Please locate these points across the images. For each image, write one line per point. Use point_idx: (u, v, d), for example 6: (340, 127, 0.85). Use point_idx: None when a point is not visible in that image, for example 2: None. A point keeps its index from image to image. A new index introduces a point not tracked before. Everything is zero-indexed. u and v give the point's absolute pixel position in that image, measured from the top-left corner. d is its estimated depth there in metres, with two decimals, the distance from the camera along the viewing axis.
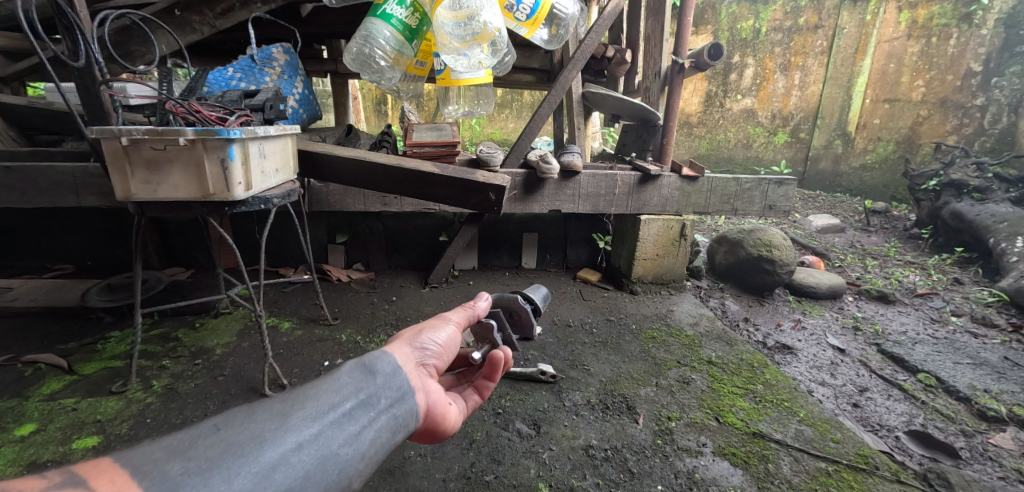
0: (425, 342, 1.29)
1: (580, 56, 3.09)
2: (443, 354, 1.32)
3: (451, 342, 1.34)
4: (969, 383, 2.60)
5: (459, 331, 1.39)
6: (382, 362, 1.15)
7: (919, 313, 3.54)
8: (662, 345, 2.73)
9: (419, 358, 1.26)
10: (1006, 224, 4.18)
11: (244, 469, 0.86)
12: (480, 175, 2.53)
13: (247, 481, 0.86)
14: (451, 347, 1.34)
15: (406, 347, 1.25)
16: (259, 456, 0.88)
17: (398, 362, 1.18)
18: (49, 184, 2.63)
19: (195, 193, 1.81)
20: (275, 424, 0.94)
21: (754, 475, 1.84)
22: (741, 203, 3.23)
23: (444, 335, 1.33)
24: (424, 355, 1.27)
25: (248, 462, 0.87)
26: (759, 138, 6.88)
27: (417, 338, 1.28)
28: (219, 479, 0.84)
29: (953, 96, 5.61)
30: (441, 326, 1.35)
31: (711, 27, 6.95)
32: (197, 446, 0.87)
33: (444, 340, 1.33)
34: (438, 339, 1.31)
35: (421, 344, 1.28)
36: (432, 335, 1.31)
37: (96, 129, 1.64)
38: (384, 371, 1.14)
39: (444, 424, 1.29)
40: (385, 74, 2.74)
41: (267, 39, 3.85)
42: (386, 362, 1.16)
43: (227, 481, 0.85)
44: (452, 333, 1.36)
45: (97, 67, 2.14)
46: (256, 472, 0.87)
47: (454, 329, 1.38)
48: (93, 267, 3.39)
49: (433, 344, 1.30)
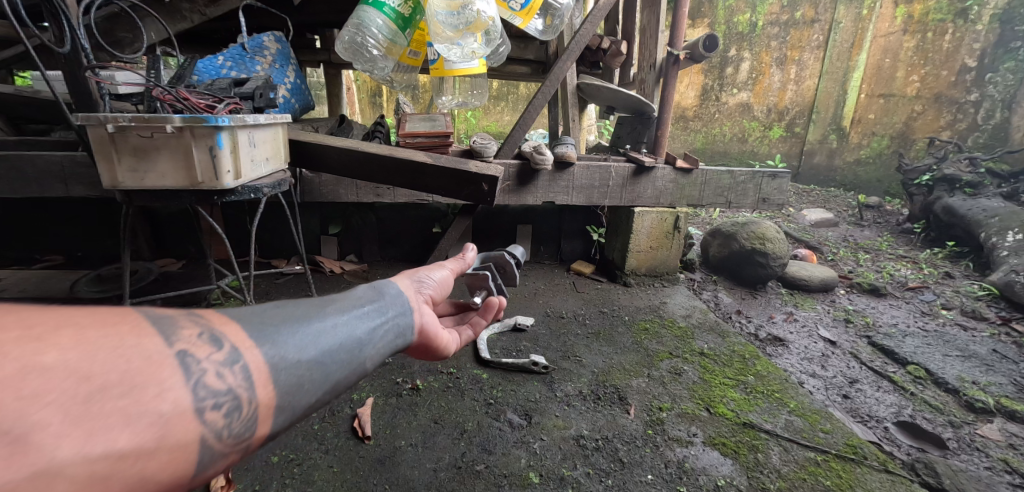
0: (421, 277, 1.37)
1: (575, 47, 3.02)
2: (437, 289, 1.40)
3: (443, 281, 1.43)
4: (958, 375, 2.62)
5: (452, 276, 1.48)
6: (387, 287, 1.24)
7: (910, 306, 3.57)
8: (655, 336, 2.73)
9: (416, 287, 1.34)
10: (998, 218, 4.20)
11: (300, 330, 0.96)
12: (473, 165, 2.48)
13: (303, 338, 0.95)
14: (444, 286, 1.42)
15: (405, 279, 1.32)
16: (310, 323, 0.98)
17: (401, 289, 1.27)
18: (37, 173, 2.59)
19: (186, 180, 1.79)
20: (313, 305, 1.03)
21: (744, 465, 1.85)
22: (735, 196, 3.24)
23: (439, 272, 1.42)
24: (420, 285, 1.35)
25: (302, 327, 0.96)
26: (755, 132, 6.82)
27: (415, 273, 1.37)
28: (286, 332, 0.93)
29: (948, 92, 5.63)
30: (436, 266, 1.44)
31: (706, 20, 6.60)
32: (271, 309, 0.97)
33: (438, 277, 1.41)
34: (434, 275, 1.40)
35: (415, 277, 1.35)
36: (428, 272, 1.39)
37: (82, 116, 1.61)
38: (390, 293, 1.21)
39: (438, 345, 1.34)
40: (378, 63, 2.70)
41: (259, 28, 3.82)
42: (391, 288, 1.23)
43: (291, 336, 0.94)
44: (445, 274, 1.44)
45: (83, 54, 2.10)
46: (309, 333, 0.96)
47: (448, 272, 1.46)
48: (83, 258, 3.36)
49: (428, 279, 1.38)
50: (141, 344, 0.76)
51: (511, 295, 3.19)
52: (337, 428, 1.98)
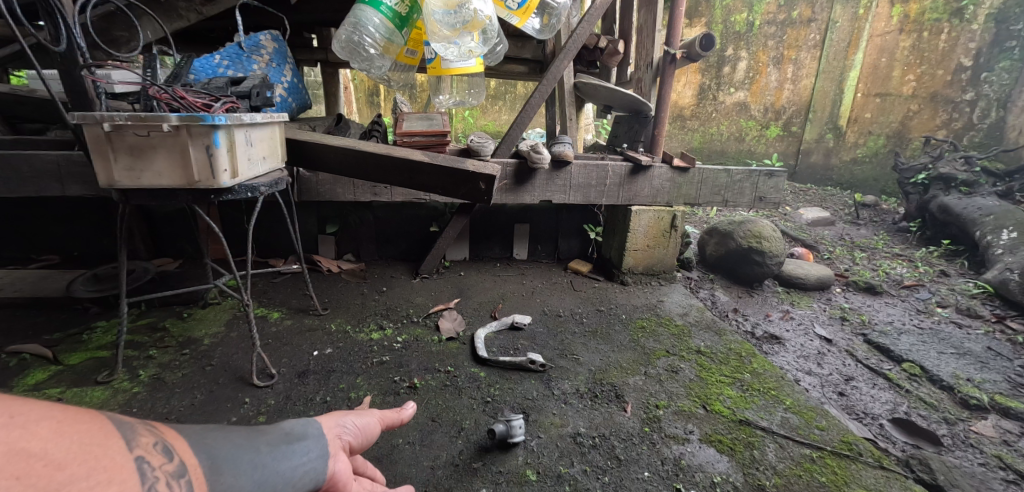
0: (343, 421, 1.30)
1: (572, 46, 3.03)
2: (358, 436, 1.31)
3: (367, 428, 1.34)
4: (953, 372, 2.64)
5: (378, 425, 1.39)
6: (308, 427, 1.15)
7: (905, 304, 3.59)
8: (651, 335, 2.74)
9: (336, 432, 1.25)
10: (992, 217, 4.22)
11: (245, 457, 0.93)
12: (471, 163, 2.49)
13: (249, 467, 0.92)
14: (367, 433, 1.34)
15: (326, 420, 1.25)
16: (254, 452, 0.95)
17: (321, 429, 1.19)
18: (33, 172, 2.58)
19: (182, 179, 1.79)
20: (250, 430, 0.99)
21: (740, 462, 1.86)
22: (732, 194, 3.25)
23: (363, 418, 1.35)
24: (341, 430, 1.27)
25: (246, 453, 0.94)
26: (752, 131, 6.86)
27: (337, 416, 1.29)
28: (228, 464, 0.90)
29: (943, 91, 5.64)
30: (364, 411, 1.38)
31: (705, 19, 6.77)
32: (216, 428, 0.93)
33: (361, 424, 1.34)
34: (355, 422, 1.32)
35: (339, 420, 1.28)
36: (351, 418, 1.32)
37: (78, 114, 1.60)
38: (312, 434, 1.14)
39: None
40: (375, 62, 2.70)
41: (255, 27, 3.80)
42: (314, 427, 1.17)
43: (236, 465, 0.91)
44: (369, 423, 1.36)
45: (79, 52, 2.09)
46: (256, 461, 0.94)
47: (374, 421, 1.38)
48: (80, 257, 3.35)
49: (351, 424, 1.31)
50: (100, 449, 0.76)
51: (509, 294, 3.19)
52: None
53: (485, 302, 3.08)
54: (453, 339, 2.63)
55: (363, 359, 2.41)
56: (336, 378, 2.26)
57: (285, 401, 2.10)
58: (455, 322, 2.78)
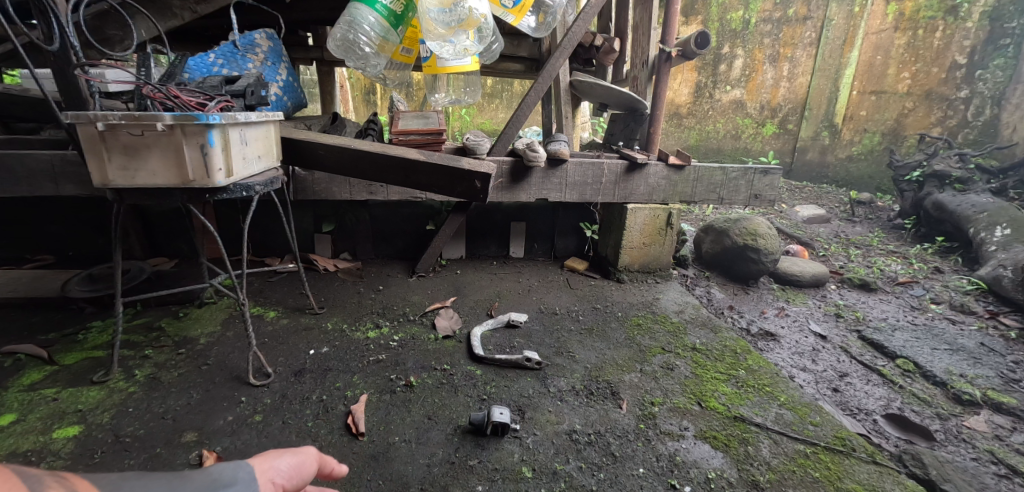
0: (275, 463, 1.06)
1: (567, 44, 3.03)
2: (294, 478, 1.08)
3: (303, 467, 1.10)
4: (946, 368, 2.66)
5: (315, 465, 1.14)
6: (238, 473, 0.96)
7: (899, 300, 3.61)
8: (647, 332, 2.75)
9: (269, 477, 1.02)
10: (986, 214, 4.25)
11: None
12: (467, 161, 2.49)
13: None
14: (301, 477, 1.09)
15: (257, 463, 1.02)
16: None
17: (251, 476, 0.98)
18: (27, 172, 2.57)
19: (177, 178, 1.78)
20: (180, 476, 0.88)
21: (734, 457, 1.88)
22: (727, 192, 3.27)
23: (299, 458, 1.10)
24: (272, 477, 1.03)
25: None
26: (748, 129, 6.88)
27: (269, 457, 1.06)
28: None
29: (938, 88, 5.66)
30: (300, 448, 1.12)
31: (700, 17, 6.79)
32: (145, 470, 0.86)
33: (297, 465, 1.09)
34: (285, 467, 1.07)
35: (273, 463, 1.05)
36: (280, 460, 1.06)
37: (72, 113, 1.60)
38: (243, 479, 0.96)
39: None
40: (370, 60, 2.69)
41: (250, 25, 3.79)
42: (245, 472, 0.97)
43: None
44: (303, 464, 1.11)
45: (72, 51, 2.08)
46: None
47: (309, 461, 1.12)
48: (74, 257, 3.33)
49: (285, 467, 1.07)
50: None
51: (505, 292, 3.19)
52: (330, 425, 1.98)
53: (481, 300, 3.08)
54: (450, 337, 2.63)
55: (360, 357, 2.42)
56: (333, 377, 2.26)
57: (282, 400, 2.10)
58: (451, 320, 2.79)
